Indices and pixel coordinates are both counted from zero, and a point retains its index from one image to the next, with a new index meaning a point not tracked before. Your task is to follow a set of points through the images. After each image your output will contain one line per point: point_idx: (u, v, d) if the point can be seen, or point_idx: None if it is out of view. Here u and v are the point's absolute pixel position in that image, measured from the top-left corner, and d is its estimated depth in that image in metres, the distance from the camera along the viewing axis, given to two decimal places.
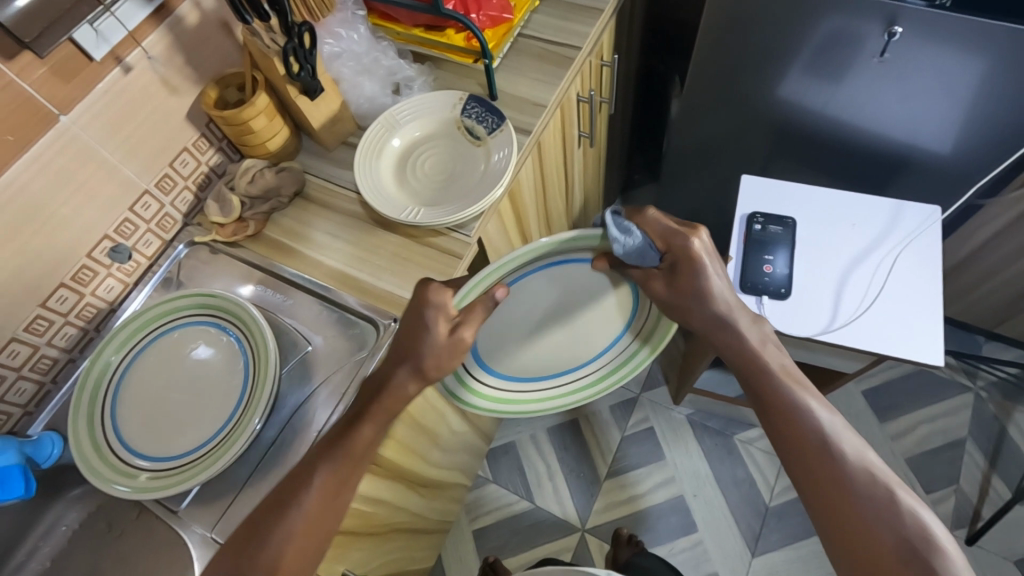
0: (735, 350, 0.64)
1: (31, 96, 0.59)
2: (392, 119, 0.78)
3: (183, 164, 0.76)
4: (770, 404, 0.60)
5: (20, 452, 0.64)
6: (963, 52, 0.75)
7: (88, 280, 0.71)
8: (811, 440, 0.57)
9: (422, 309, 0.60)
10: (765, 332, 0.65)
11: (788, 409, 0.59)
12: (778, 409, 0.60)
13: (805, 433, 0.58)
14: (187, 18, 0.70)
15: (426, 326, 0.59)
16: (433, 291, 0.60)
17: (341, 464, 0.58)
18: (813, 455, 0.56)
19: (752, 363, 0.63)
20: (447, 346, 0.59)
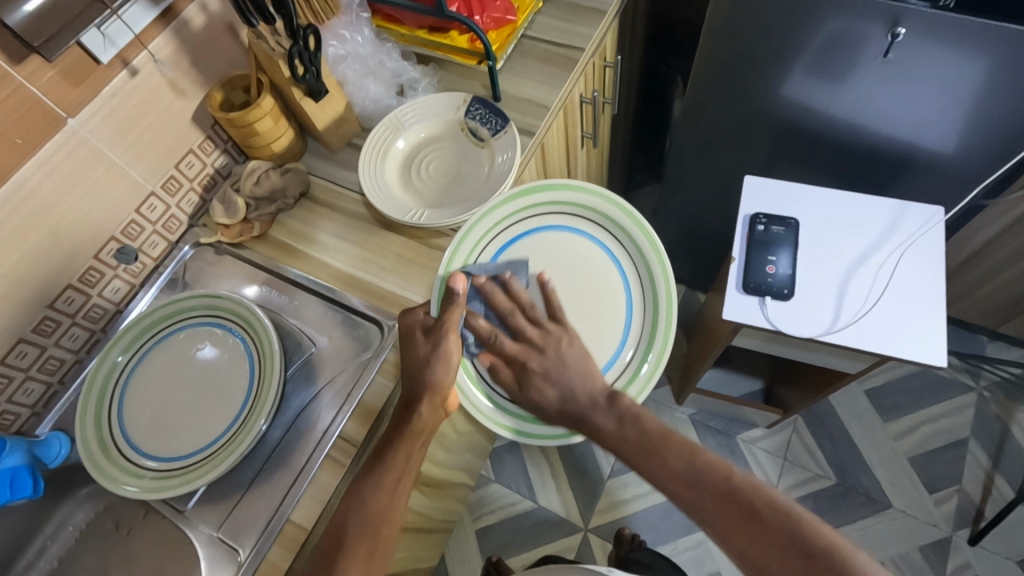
0: (612, 439, 0.63)
1: (39, 99, 0.59)
2: (396, 121, 0.78)
3: (189, 166, 0.76)
4: (686, 496, 0.57)
5: (29, 452, 0.65)
6: (966, 53, 0.75)
7: (95, 282, 0.71)
8: (738, 523, 0.54)
9: (406, 332, 0.65)
10: (621, 408, 0.64)
11: (705, 493, 0.56)
12: (700, 503, 0.56)
13: (722, 520, 0.54)
14: (193, 21, 0.71)
15: (414, 346, 0.63)
16: (408, 317, 0.65)
17: (374, 495, 0.57)
18: (744, 539, 0.53)
19: (653, 452, 0.61)
20: (435, 356, 0.62)
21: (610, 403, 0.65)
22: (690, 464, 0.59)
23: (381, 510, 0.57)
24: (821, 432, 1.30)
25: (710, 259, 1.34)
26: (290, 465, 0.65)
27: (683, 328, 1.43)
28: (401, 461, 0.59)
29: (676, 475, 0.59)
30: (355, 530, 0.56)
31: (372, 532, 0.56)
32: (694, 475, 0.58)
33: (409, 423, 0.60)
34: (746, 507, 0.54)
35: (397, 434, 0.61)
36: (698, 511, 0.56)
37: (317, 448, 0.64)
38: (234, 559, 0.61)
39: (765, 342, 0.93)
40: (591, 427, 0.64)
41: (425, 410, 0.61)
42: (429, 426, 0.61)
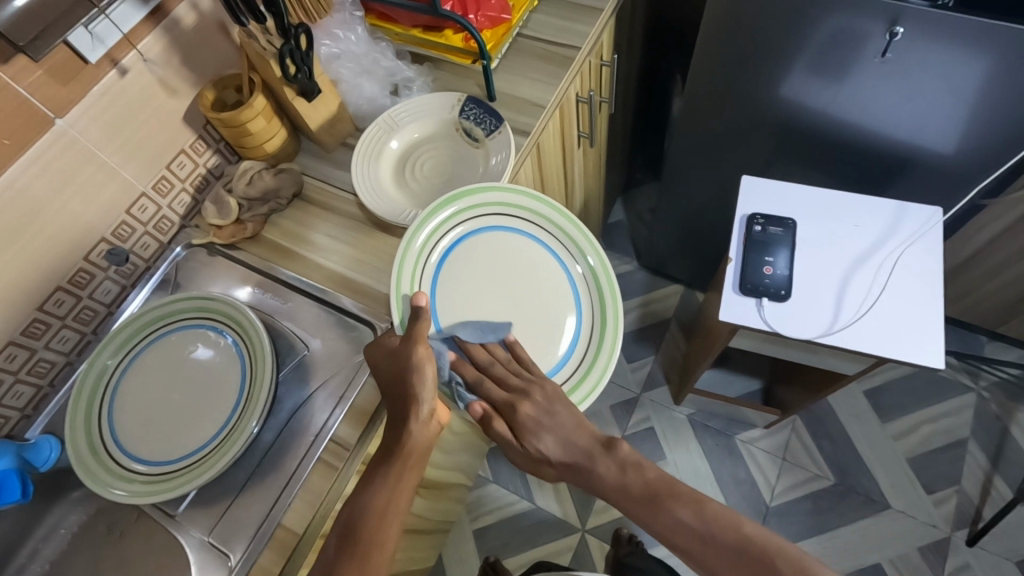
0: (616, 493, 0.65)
1: (27, 98, 0.59)
2: (390, 120, 0.77)
3: (181, 166, 0.76)
4: (668, 534, 0.61)
5: (18, 456, 0.64)
6: (965, 52, 0.74)
7: (86, 283, 0.71)
8: (653, 519, 0.62)
9: (377, 356, 0.62)
10: (623, 456, 0.67)
11: (619, 496, 0.65)
12: (625, 501, 0.65)
13: (641, 511, 0.63)
14: (184, 20, 0.70)
15: (386, 370, 0.61)
16: (377, 340, 0.63)
17: (364, 519, 0.57)
18: (667, 521, 0.61)
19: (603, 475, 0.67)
20: (411, 373, 0.59)
21: (610, 451, 0.67)
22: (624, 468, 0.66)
23: (370, 535, 0.56)
24: (820, 433, 1.30)
25: (709, 259, 1.34)
26: (282, 468, 0.64)
27: (682, 328, 1.43)
28: (390, 484, 0.59)
29: (600, 486, 0.67)
30: (342, 555, 0.55)
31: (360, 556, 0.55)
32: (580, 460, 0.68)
33: (399, 445, 0.60)
34: (650, 500, 0.63)
35: (388, 457, 0.60)
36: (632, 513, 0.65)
37: (309, 451, 0.64)
38: (225, 563, 0.61)
39: (763, 342, 0.92)
40: (593, 479, 0.67)
41: (414, 430, 0.60)
42: (420, 446, 0.61)
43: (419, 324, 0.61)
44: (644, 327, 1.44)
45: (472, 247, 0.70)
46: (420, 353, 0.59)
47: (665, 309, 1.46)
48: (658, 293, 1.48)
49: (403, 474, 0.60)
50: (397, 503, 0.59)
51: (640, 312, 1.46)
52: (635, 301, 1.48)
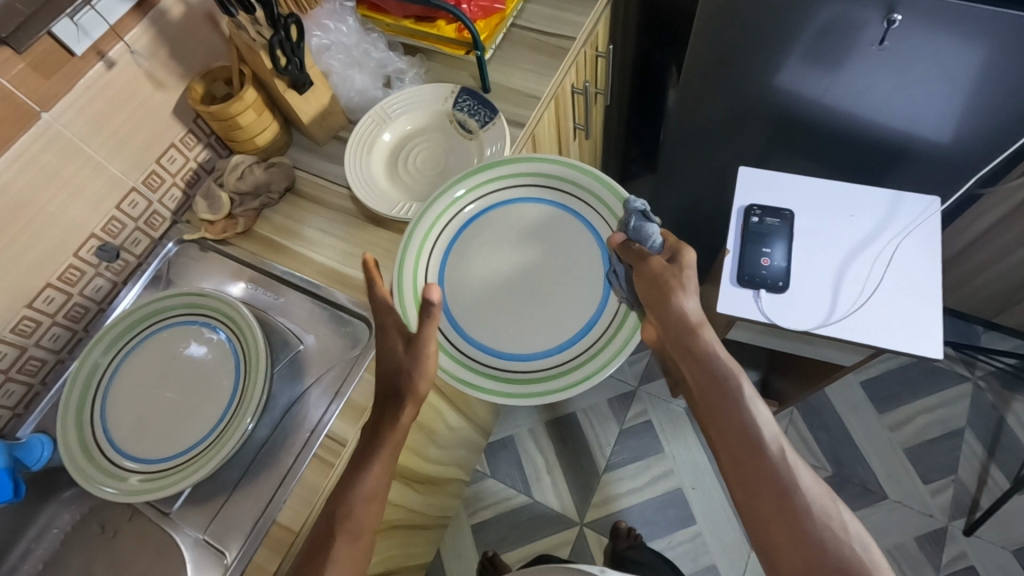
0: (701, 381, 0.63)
1: (10, 92, 0.57)
2: (382, 113, 0.76)
3: (171, 160, 0.75)
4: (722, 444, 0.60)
5: (10, 455, 0.64)
6: (961, 41, 0.74)
7: (76, 280, 0.70)
8: (778, 525, 0.54)
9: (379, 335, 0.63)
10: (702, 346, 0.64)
11: (762, 492, 0.56)
12: (755, 491, 0.56)
13: (768, 519, 0.55)
14: (170, 11, 0.69)
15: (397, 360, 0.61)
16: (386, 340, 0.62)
17: (359, 502, 0.58)
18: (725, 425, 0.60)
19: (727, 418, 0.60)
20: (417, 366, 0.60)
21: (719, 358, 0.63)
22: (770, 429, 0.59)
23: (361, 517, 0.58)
24: (817, 425, 1.30)
25: (705, 250, 1.33)
26: (277, 466, 0.63)
27: None
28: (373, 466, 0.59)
29: (755, 466, 0.57)
30: (341, 534, 0.57)
31: (351, 536, 0.57)
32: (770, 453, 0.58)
33: (388, 426, 0.60)
34: (792, 513, 0.54)
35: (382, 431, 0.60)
36: (751, 493, 0.57)
37: (304, 448, 0.63)
38: (220, 561, 0.60)
39: (759, 334, 0.92)
40: (724, 398, 0.61)
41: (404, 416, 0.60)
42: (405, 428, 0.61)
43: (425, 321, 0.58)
44: None
45: (483, 228, 0.69)
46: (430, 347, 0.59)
47: None
48: None
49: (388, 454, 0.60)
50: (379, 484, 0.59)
51: None
52: None
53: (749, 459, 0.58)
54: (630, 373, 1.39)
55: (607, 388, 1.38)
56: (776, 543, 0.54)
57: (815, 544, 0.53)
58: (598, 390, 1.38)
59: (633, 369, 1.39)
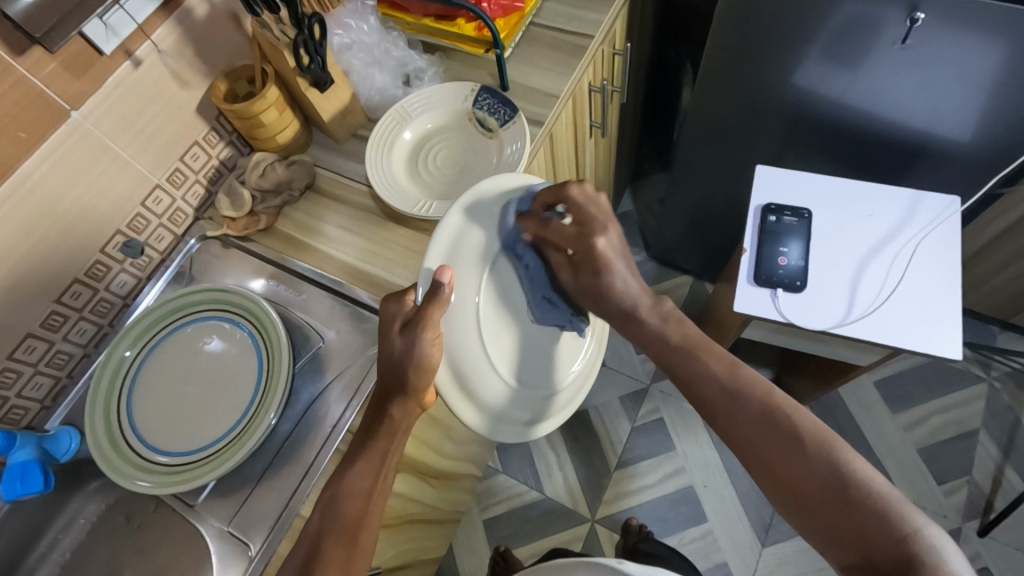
0: (662, 344, 0.63)
1: (42, 91, 0.58)
2: (402, 111, 0.77)
3: (194, 158, 0.76)
4: (698, 390, 0.58)
5: (39, 447, 0.65)
6: (986, 40, 0.73)
7: (102, 276, 0.71)
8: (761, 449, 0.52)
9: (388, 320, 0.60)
10: (665, 310, 0.66)
11: (745, 422, 0.53)
12: (740, 437, 0.53)
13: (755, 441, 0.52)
14: (195, 10, 0.70)
15: (391, 339, 0.58)
16: (593, 245, 0.66)
17: (348, 500, 0.55)
18: (690, 372, 0.59)
19: (689, 359, 0.60)
20: (415, 357, 0.57)
21: (657, 302, 0.66)
22: (731, 377, 0.56)
23: (356, 516, 0.55)
24: (830, 424, 1.29)
25: (719, 248, 1.33)
26: (300, 459, 0.64)
27: (691, 319, 1.43)
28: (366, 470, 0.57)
29: (732, 411, 0.54)
30: (331, 537, 0.54)
31: (347, 537, 0.54)
32: (733, 391, 0.55)
33: (383, 423, 0.58)
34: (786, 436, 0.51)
35: (373, 432, 0.59)
36: (741, 441, 0.53)
37: (327, 443, 0.64)
38: (244, 553, 0.61)
39: (774, 333, 0.92)
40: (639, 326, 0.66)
41: (397, 411, 0.58)
42: (403, 428, 0.59)
43: (432, 302, 0.56)
44: None
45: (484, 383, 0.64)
46: (572, 186, 0.64)
47: (674, 300, 1.45)
48: (666, 283, 1.48)
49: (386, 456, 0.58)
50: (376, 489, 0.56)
51: None
52: None
53: (721, 403, 0.55)
54: (642, 370, 1.40)
55: (618, 386, 1.39)
56: (764, 470, 0.52)
57: (795, 460, 0.50)
58: (610, 387, 1.39)
59: (645, 366, 1.40)
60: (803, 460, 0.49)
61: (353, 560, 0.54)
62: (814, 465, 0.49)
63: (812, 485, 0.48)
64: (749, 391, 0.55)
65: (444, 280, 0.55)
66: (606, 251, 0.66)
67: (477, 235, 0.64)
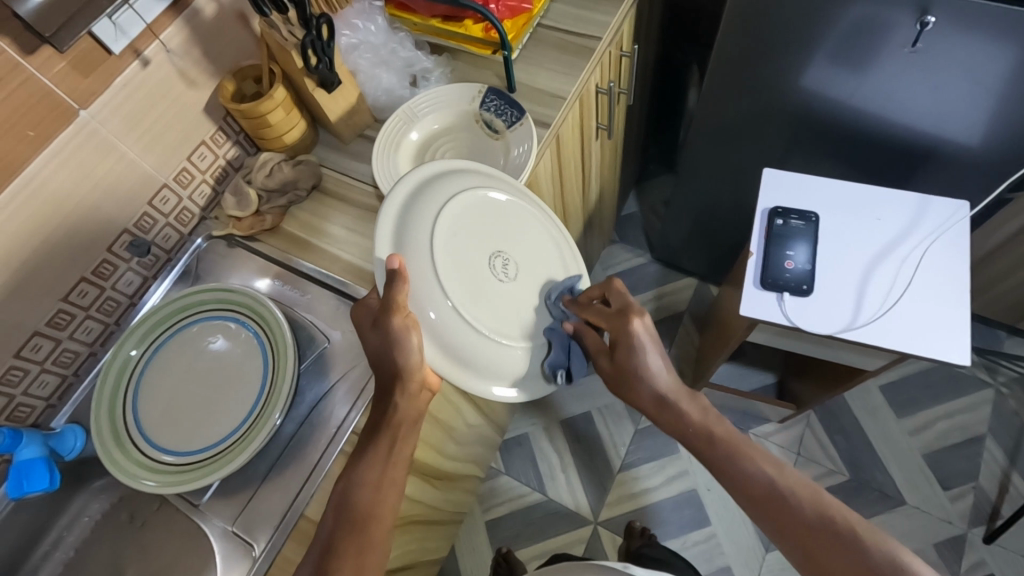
0: (683, 427, 0.65)
1: (51, 89, 0.59)
2: (409, 112, 0.77)
3: (201, 157, 0.76)
4: (743, 493, 0.59)
5: (45, 445, 0.65)
6: (997, 43, 0.72)
7: (108, 274, 0.71)
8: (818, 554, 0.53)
9: (362, 318, 0.60)
10: (705, 403, 0.65)
11: (800, 528, 0.55)
12: (794, 540, 0.55)
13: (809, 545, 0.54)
14: (204, 10, 0.70)
15: (365, 334, 0.59)
16: (629, 327, 0.65)
17: (358, 493, 0.56)
18: (731, 471, 0.61)
19: (734, 454, 0.61)
20: (394, 346, 0.57)
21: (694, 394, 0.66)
22: (777, 472, 0.58)
23: (366, 508, 0.55)
24: (834, 428, 1.29)
25: (725, 251, 1.32)
26: (304, 460, 0.64)
27: (696, 321, 1.42)
28: (374, 465, 0.57)
29: (782, 509, 0.56)
30: (342, 531, 0.54)
31: (358, 529, 0.54)
32: (784, 493, 0.57)
33: (386, 418, 0.59)
34: (841, 539, 0.53)
35: (378, 425, 0.59)
36: (796, 543, 0.55)
37: (331, 443, 0.64)
38: (248, 553, 0.61)
39: (780, 337, 0.92)
40: (676, 416, 0.65)
41: (400, 401, 0.58)
42: (409, 417, 0.59)
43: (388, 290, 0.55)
44: (658, 321, 1.44)
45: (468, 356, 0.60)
46: (615, 282, 0.68)
47: (678, 302, 1.45)
48: (671, 285, 1.48)
49: (394, 448, 0.58)
50: (386, 483, 0.57)
51: (653, 306, 1.46)
52: (648, 294, 1.47)
53: (763, 502, 0.58)
54: None
55: None
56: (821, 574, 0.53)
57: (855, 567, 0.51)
58: None
59: None
60: (859, 559, 0.51)
61: (364, 554, 0.54)
62: (869, 562, 0.51)
63: None
64: (794, 486, 0.57)
65: (393, 266, 0.54)
66: (640, 335, 0.65)
67: (422, 224, 0.60)
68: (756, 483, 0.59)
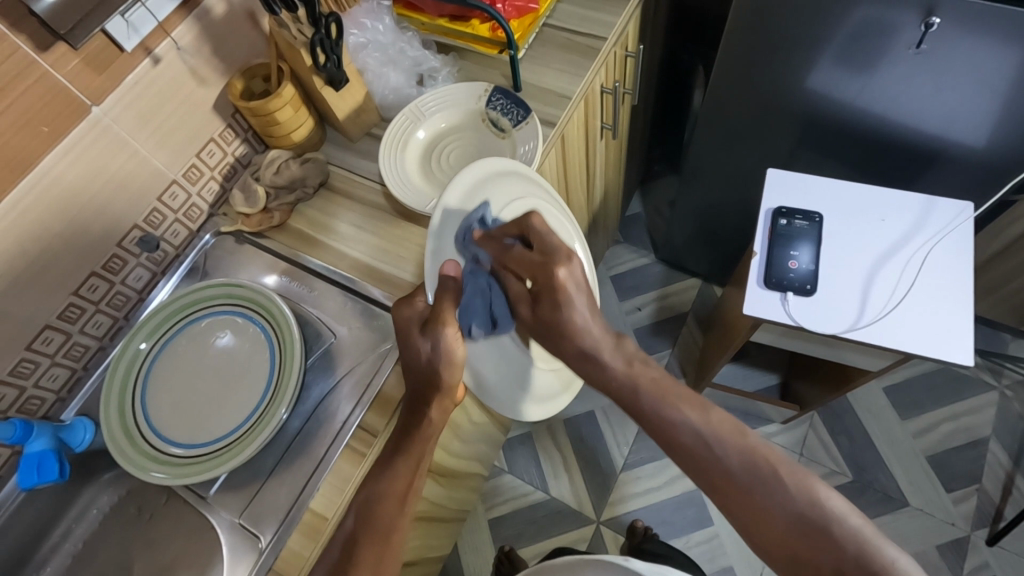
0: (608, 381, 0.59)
1: (64, 86, 0.59)
2: (416, 111, 0.77)
3: (210, 154, 0.77)
4: (664, 435, 0.54)
5: (55, 437, 0.66)
6: (1002, 44, 0.73)
7: (118, 269, 0.72)
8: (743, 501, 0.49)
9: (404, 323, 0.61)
10: (630, 351, 0.59)
11: (726, 475, 0.50)
12: (715, 483, 0.51)
13: (735, 493, 0.50)
14: (214, 9, 0.70)
15: (415, 340, 0.59)
16: (553, 277, 0.61)
17: (381, 503, 0.56)
18: (648, 412, 0.55)
19: (661, 404, 0.55)
20: (440, 357, 0.58)
21: (618, 342, 0.60)
22: (700, 420, 0.53)
23: (389, 519, 0.56)
24: (837, 429, 1.29)
25: (729, 251, 1.32)
26: (310, 454, 0.65)
27: (699, 322, 1.43)
28: (402, 475, 0.57)
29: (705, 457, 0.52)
30: (365, 540, 0.55)
31: (381, 538, 0.55)
32: (707, 436, 0.52)
33: (420, 428, 0.59)
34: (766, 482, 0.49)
35: (409, 436, 0.59)
36: (720, 495, 0.50)
37: (337, 438, 0.65)
38: (255, 545, 0.62)
39: (783, 337, 0.92)
40: (599, 373, 0.59)
41: (434, 413, 0.59)
42: (439, 429, 0.60)
43: (442, 299, 0.57)
44: (661, 321, 1.44)
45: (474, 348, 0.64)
46: (536, 221, 0.61)
47: (681, 303, 1.45)
48: (675, 286, 1.48)
49: (423, 458, 0.59)
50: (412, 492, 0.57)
51: (657, 306, 1.46)
52: (652, 294, 1.47)
53: (682, 450, 0.52)
54: None
55: None
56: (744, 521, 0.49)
57: (781, 513, 0.47)
58: None
59: None
60: (779, 501, 0.48)
61: (385, 562, 0.55)
62: (790, 507, 0.47)
63: (795, 531, 0.47)
64: (717, 431, 0.52)
65: (449, 274, 0.56)
66: (565, 285, 0.61)
67: (486, 211, 0.62)
68: (681, 428, 0.53)
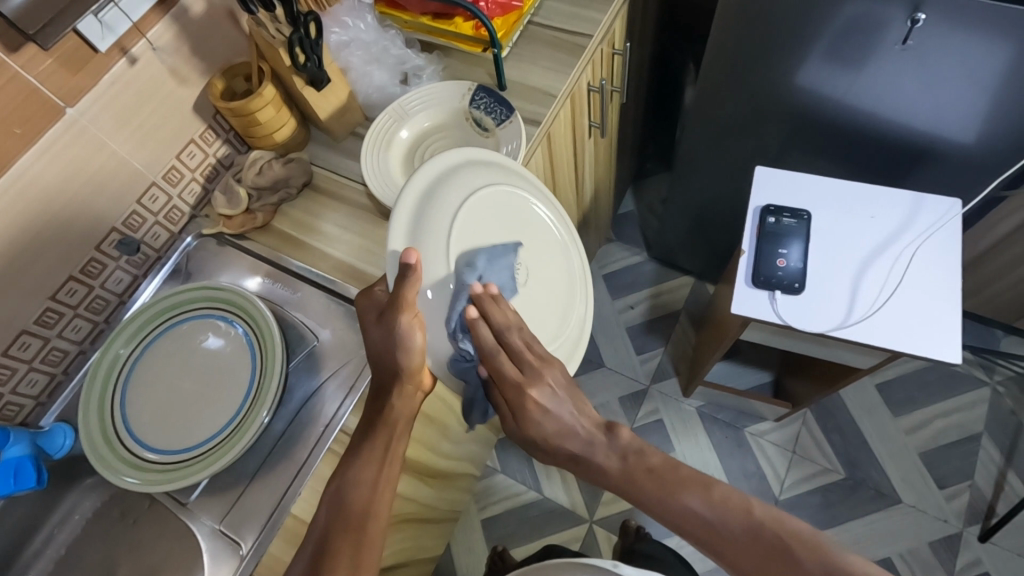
0: (604, 479, 0.63)
1: (36, 87, 0.59)
2: (399, 110, 0.76)
3: (191, 155, 0.76)
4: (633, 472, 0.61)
5: (34, 443, 0.65)
6: (989, 40, 0.72)
7: (97, 273, 0.71)
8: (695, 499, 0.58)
9: (365, 308, 0.61)
10: (623, 444, 0.63)
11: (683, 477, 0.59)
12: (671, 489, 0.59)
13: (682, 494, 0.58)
14: (192, 7, 0.69)
15: (369, 328, 0.59)
16: (532, 386, 0.60)
17: (353, 493, 0.56)
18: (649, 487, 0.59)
19: (666, 496, 0.59)
20: (395, 342, 0.57)
21: (611, 439, 0.63)
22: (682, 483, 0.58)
23: (362, 509, 0.55)
24: (830, 426, 1.29)
25: (721, 249, 1.32)
26: (293, 457, 0.64)
27: (692, 319, 1.42)
28: (371, 471, 0.57)
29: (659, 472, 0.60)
30: (339, 531, 0.54)
31: (355, 530, 0.55)
32: (663, 457, 0.61)
33: (384, 414, 0.59)
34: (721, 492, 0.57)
35: (373, 425, 0.60)
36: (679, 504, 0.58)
37: (320, 440, 0.64)
38: (236, 552, 0.61)
39: (774, 335, 0.91)
40: (592, 469, 0.63)
41: (397, 400, 0.59)
42: (405, 416, 0.60)
43: (403, 285, 0.53)
44: (654, 319, 1.44)
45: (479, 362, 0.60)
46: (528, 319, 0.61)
47: (673, 302, 1.45)
48: (668, 284, 1.47)
49: (391, 443, 0.59)
50: (380, 484, 0.57)
51: (649, 304, 1.45)
52: (645, 293, 1.47)
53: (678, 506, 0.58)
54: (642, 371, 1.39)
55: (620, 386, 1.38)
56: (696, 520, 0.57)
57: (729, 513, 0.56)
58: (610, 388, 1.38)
59: (646, 367, 1.39)
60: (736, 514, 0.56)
61: (360, 553, 0.54)
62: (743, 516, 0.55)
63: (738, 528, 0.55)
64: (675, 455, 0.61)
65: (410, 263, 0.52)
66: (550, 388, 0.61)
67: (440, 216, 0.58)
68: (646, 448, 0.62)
